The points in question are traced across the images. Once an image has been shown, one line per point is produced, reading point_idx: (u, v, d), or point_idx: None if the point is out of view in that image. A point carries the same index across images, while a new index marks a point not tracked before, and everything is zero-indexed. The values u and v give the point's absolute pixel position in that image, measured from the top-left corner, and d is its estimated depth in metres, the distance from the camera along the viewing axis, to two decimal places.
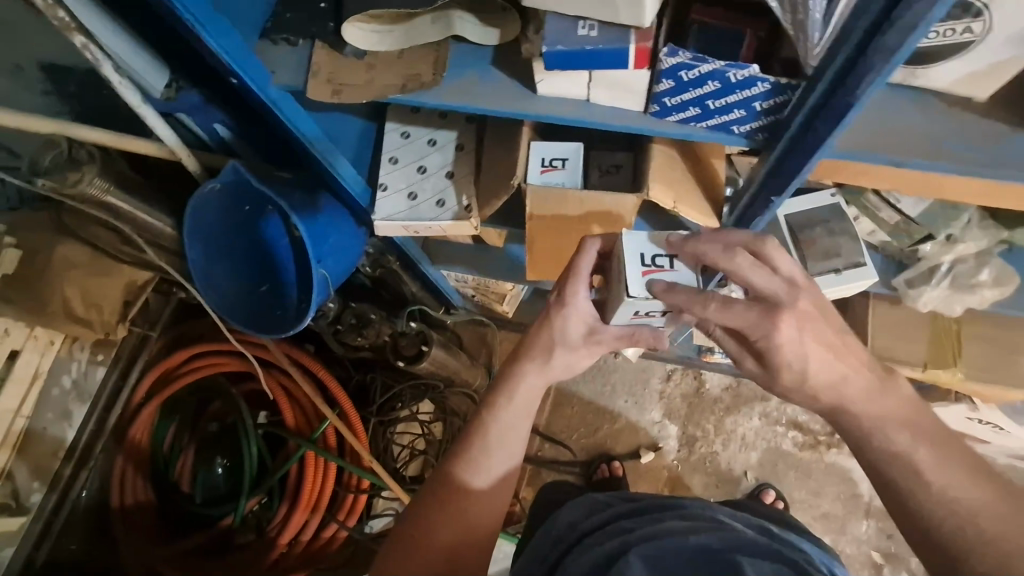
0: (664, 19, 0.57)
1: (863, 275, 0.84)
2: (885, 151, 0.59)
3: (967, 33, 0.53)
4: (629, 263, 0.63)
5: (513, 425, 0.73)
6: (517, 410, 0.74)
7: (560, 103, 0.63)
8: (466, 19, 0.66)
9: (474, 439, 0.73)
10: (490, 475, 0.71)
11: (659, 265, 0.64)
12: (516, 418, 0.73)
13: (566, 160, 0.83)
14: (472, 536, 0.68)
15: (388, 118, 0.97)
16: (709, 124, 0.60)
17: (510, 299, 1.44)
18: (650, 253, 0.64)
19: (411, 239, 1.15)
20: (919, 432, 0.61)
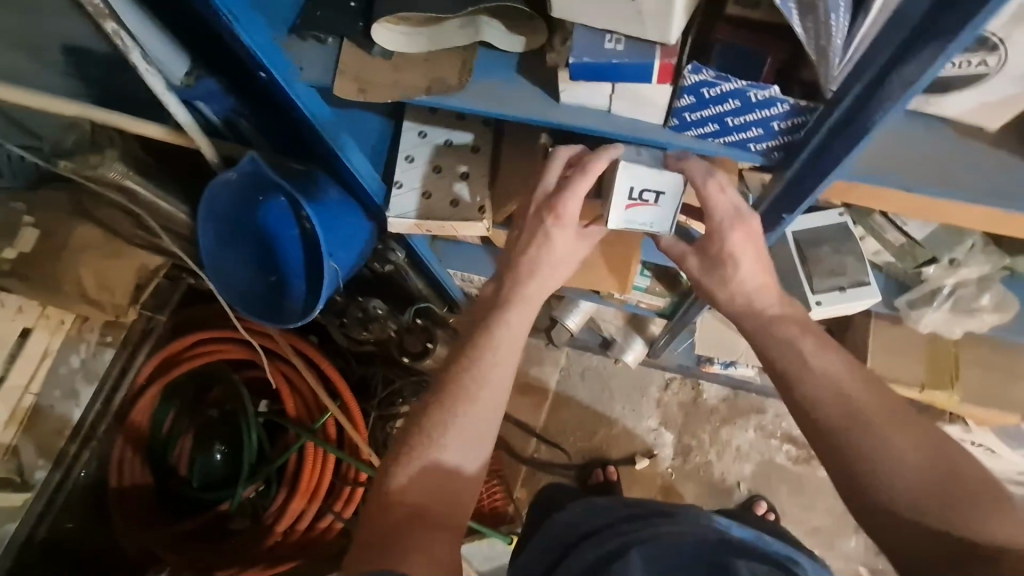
0: (688, 37, 0.59)
1: (867, 294, 0.86)
2: (895, 176, 0.61)
3: (981, 66, 0.55)
4: (617, 198, 0.70)
5: (492, 376, 0.74)
6: (497, 350, 0.75)
7: (582, 112, 0.65)
8: (494, 26, 0.67)
9: (455, 388, 0.73)
10: (466, 439, 0.71)
11: (645, 198, 0.70)
12: (496, 380, 0.74)
13: None
14: (456, 483, 0.70)
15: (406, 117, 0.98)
16: (726, 140, 0.62)
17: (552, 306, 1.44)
18: (640, 187, 0.69)
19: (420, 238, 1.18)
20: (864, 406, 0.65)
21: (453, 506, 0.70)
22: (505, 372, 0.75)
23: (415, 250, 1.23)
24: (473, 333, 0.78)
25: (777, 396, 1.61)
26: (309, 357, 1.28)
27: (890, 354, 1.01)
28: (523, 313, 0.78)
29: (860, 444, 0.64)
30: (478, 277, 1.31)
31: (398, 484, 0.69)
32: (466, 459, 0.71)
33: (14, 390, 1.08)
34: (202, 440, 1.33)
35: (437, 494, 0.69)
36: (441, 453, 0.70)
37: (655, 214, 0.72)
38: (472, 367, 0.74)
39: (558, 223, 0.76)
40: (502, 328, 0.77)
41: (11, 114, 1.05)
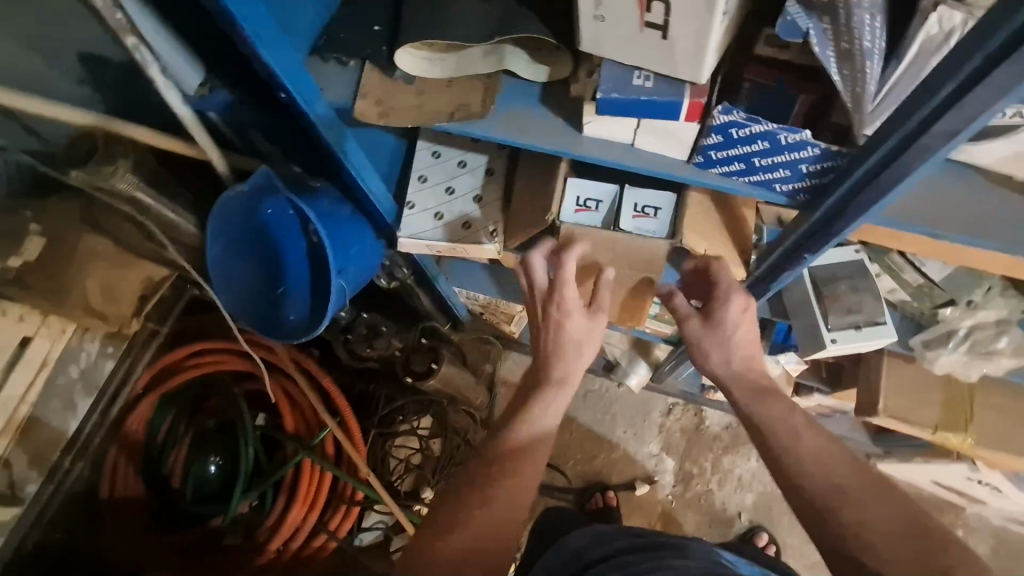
0: (717, 77, 0.58)
1: (882, 334, 0.85)
2: (926, 223, 0.60)
3: (1016, 117, 0.53)
4: (623, 208, 0.80)
5: (533, 453, 0.79)
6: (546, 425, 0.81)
7: (605, 146, 0.64)
8: (518, 54, 0.67)
9: (505, 456, 0.78)
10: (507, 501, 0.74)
11: (646, 212, 0.80)
12: (533, 450, 0.79)
13: (599, 202, 0.81)
14: (495, 542, 0.71)
15: (420, 136, 0.99)
16: (752, 180, 0.61)
17: (519, 320, 1.49)
18: (642, 202, 0.80)
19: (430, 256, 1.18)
20: (838, 473, 0.69)
21: (491, 558, 0.70)
22: (545, 451, 0.80)
23: (421, 265, 1.22)
24: (517, 408, 0.83)
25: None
26: (310, 372, 1.27)
27: (904, 396, 0.99)
28: (565, 394, 0.83)
29: (848, 516, 0.65)
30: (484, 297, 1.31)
31: (445, 531, 0.71)
32: (510, 513, 0.73)
33: (9, 400, 1.08)
34: (197, 450, 1.31)
35: (478, 542, 0.70)
36: (482, 512, 0.72)
37: (655, 226, 0.80)
38: (522, 446, 0.79)
39: (566, 312, 0.81)
40: (543, 404, 0.81)
41: (24, 123, 1.04)
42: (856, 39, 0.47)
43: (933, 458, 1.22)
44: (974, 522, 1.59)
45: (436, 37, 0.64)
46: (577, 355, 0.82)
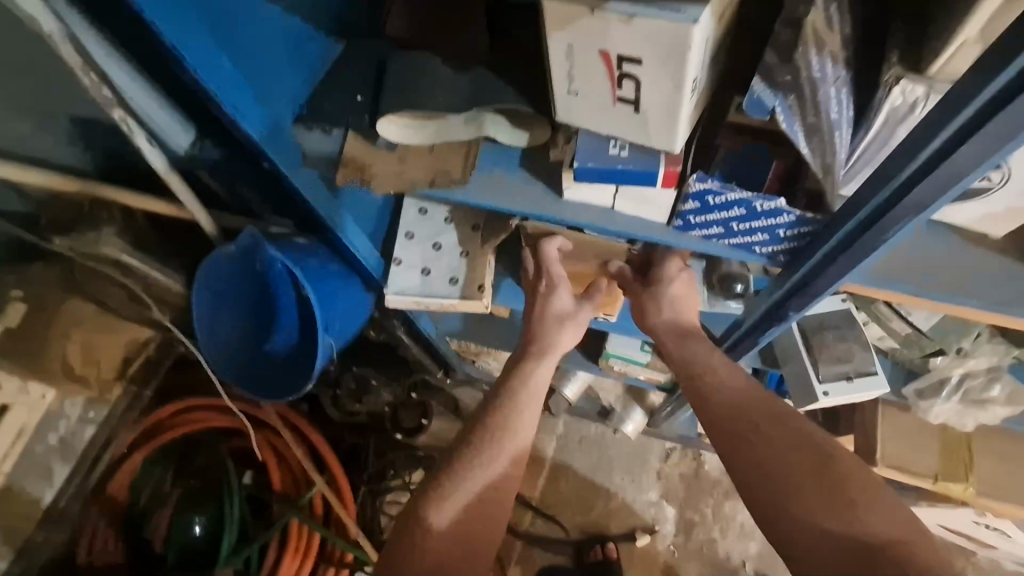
0: (691, 145, 0.59)
1: (874, 384, 0.84)
2: (904, 281, 0.60)
3: (985, 181, 0.54)
4: None
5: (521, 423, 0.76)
6: (538, 391, 0.78)
7: (586, 210, 0.65)
8: (497, 121, 0.68)
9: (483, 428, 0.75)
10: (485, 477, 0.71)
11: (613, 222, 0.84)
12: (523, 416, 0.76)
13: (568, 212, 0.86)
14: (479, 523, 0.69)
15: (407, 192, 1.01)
16: (732, 242, 0.61)
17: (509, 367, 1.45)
18: None
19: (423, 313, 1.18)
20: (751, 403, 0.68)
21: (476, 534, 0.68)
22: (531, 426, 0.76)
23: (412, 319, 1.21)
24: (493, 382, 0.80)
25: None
26: (299, 428, 1.24)
27: (902, 443, 0.97)
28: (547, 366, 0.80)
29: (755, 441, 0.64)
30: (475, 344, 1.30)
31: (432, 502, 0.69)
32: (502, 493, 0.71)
33: None
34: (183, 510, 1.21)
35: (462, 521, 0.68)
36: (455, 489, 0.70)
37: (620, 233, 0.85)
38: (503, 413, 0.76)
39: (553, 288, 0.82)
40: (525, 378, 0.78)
41: (13, 189, 1.05)
42: (822, 113, 0.49)
43: (937, 504, 1.19)
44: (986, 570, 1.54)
45: (417, 107, 0.65)
46: (559, 329, 0.81)
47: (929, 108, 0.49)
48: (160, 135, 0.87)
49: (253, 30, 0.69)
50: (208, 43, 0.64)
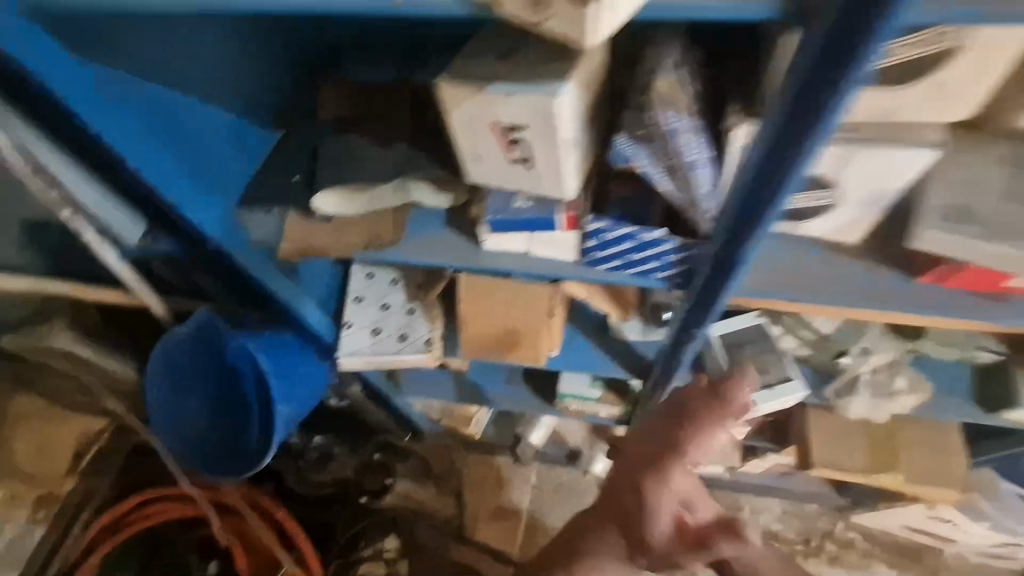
0: (587, 191, 0.66)
1: (791, 389, 0.93)
2: (786, 289, 0.67)
3: (825, 198, 0.62)
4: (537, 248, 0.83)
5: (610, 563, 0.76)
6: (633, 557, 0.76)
7: (505, 257, 0.73)
8: (423, 188, 0.75)
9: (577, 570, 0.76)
10: None
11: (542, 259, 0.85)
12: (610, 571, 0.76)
13: None
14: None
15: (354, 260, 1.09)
16: (632, 272, 0.70)
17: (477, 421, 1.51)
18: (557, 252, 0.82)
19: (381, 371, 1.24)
20: None
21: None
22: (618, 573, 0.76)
23: (373, 381, 1.29)
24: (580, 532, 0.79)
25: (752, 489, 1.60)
26: (264, 509, 1.23)
27: (835, 444, 1.04)
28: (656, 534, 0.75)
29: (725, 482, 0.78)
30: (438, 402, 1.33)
31: None
32: None
33: None
34: None
35: None
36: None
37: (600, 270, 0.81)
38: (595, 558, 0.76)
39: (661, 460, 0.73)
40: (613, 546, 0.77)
41: None
42: (679, 155, 0.58)
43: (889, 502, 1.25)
44: (954, 564, 1.60)
45: (351, 180, 0.74)
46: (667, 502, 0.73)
47: None
48: (112, 227, 0.89)
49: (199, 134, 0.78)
50: (156, 152, 0.71)
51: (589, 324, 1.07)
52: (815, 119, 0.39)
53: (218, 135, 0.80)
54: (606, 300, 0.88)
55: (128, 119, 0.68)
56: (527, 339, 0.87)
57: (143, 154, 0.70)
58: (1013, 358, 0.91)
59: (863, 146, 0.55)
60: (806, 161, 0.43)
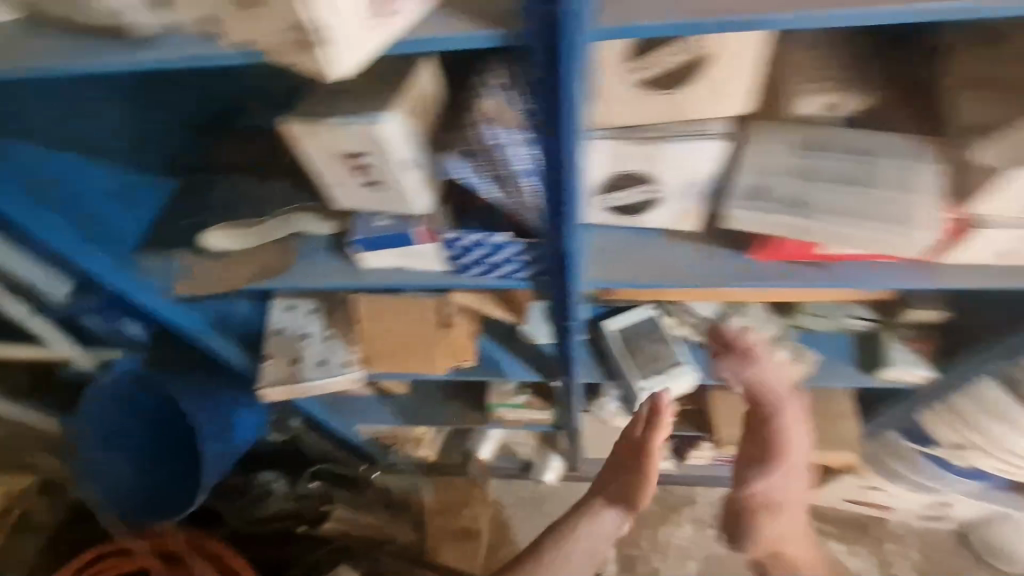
0: (442, 204, 0.71)
1: (682, 372, 0.99)
2: (633, 276, 0.74)
3: (649, 190, 0.69)
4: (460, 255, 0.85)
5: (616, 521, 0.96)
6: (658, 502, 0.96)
7: (385, 274, 0.79)
8: (309, 218, 0.79)
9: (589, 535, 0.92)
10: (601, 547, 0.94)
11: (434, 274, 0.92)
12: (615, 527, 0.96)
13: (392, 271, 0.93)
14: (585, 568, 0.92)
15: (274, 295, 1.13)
16: (496, 275, 0.75)
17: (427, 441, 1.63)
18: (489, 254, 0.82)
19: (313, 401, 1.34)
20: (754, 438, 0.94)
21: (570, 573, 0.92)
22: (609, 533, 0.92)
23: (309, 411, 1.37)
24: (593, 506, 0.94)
25: (700, 483, 1.63)
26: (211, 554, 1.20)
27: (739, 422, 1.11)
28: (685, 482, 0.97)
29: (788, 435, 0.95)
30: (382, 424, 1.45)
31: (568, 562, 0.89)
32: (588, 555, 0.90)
33: None
34: None
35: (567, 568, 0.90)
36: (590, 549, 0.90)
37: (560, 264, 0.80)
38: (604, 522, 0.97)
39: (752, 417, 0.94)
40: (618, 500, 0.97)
41: None
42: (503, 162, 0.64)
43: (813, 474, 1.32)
44: (899, 532, 1.66)
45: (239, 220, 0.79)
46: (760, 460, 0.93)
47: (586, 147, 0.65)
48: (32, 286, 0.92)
49: (94, 189, 0.82)
50: (56, 213, 0.75)
51: (501, 333, 1.13)
52: (557, 108, 0.46)
53: (114, 185, 0.85)
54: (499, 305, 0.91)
55: (30, 185, 0.73)
56: (426, 351, 0.93)
57: (43, 218, 0.74)
58: (882, 321, 0.99)
59: (666, 139, 0.63)
60: (566, 143, 0.49)
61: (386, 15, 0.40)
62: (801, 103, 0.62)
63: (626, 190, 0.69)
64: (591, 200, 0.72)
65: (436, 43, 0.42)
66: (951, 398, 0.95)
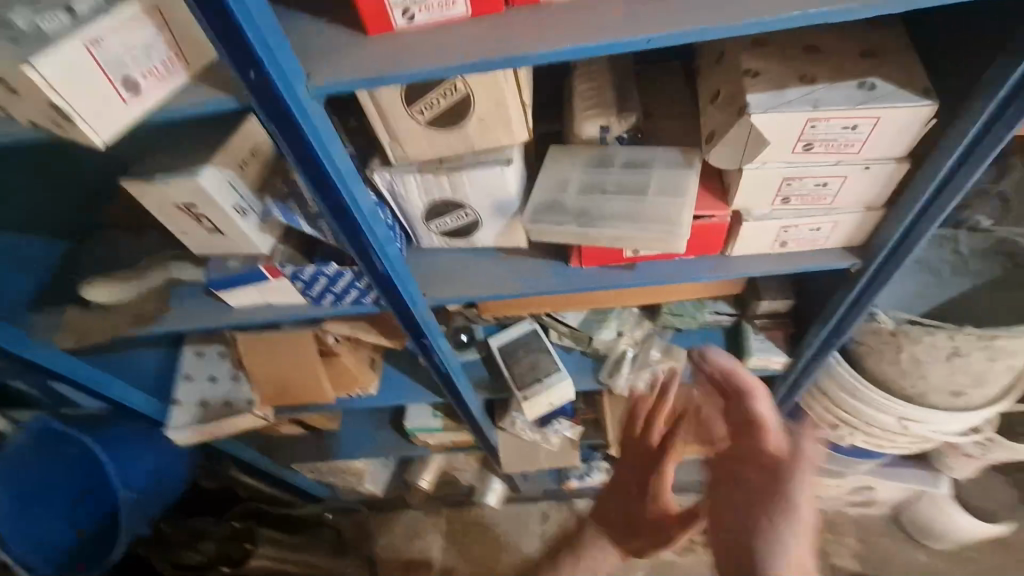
0: (282, 244, 0.79)
1: (559, 378, 1.05)
2: (469, 293, 0.81)
3: (467, 214, 0.77)
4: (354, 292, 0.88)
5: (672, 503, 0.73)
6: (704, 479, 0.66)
7: (249, 311, 0.86)
8: (182, 264, 0.85)
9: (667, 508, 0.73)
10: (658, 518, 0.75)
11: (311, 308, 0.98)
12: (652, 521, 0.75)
13: None
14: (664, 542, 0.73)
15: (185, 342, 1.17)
16: (347, 302, 0.82)
17: (370, 476, 1.63)
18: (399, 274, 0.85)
19: (239, 443, 1.39)
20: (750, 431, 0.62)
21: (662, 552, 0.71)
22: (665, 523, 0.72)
23: (238, 453, 1.42)
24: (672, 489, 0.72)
25: None
26: None
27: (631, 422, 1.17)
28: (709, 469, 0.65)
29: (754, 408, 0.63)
30: (316, 462, 1.50)
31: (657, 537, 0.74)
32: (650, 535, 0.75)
33: None
34: None
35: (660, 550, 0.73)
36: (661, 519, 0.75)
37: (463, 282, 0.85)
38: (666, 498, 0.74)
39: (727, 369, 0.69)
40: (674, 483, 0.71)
41: None
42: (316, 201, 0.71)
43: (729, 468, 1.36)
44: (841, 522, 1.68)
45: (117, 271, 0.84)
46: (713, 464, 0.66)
47: (399, 182, 0.73)
48: None
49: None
50: None
51: (404, 360, 1.18)
52: (306, 148, 0.54)
53: (9, 253, 0.89)
54: (374, 329, 0.97)
55: None
56: (312, 379, 0.99)
57: None
58: (742, 314, 1.05)
59: (464, 169, 0.70)
60: (329, 174, 0.56)
61: (131, 95, 0.48)
62: (585, 127, 0.72)
63: (450, 215, 0.77)
64: (422, 226, 0.80)
65: (184, 112, 0.50)
66: (809, 377, 1.03)
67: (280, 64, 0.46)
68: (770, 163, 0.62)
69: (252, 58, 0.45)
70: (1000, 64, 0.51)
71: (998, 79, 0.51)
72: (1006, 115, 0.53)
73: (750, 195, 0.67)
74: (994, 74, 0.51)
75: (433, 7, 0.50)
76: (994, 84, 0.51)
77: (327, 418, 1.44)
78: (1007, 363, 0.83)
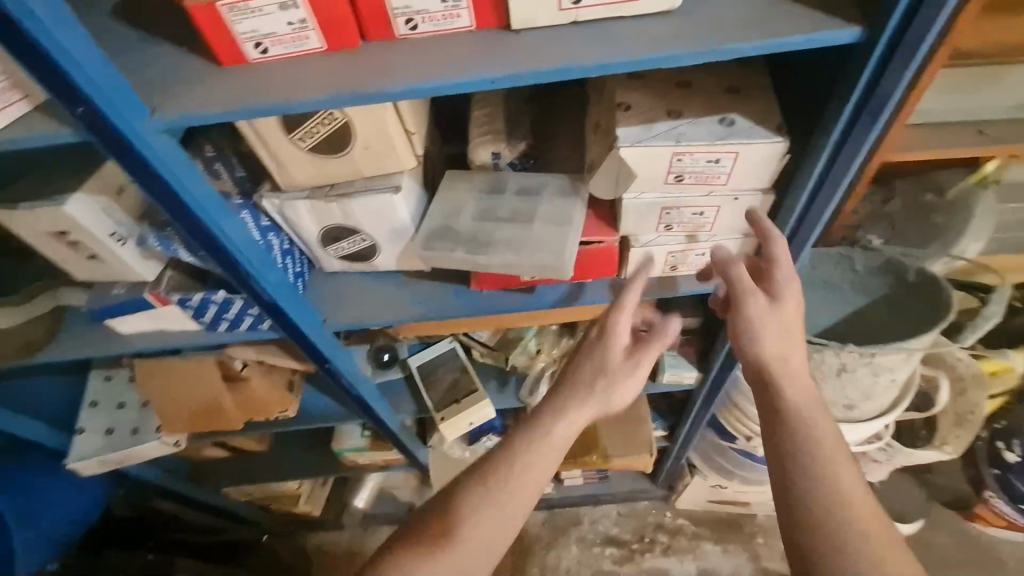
0: (169, 270, 0.76)
1: (477, 399, 1.04)
2: (371, 317, 0.80)
3: (364, 239, 0.76)
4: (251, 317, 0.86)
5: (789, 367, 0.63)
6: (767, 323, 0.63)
7: (142, 338, 0.82)
8: (72, 290, 0.81)
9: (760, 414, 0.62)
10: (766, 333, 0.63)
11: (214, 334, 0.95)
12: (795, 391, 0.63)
13: None
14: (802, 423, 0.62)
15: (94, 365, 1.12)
16: (243, 328, 0.80)
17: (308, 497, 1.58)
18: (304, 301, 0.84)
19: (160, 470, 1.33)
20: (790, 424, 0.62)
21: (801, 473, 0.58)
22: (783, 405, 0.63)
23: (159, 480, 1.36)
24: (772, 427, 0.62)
25: (583, 503, 1.64)
26: None
27: None
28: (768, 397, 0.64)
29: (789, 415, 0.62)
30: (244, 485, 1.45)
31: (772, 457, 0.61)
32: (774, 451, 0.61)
33: None
34: None
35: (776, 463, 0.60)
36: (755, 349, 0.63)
37: None
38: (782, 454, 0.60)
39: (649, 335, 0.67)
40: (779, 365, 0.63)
41: None
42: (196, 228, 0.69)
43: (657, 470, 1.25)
44: None
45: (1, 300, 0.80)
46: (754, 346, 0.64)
47: (288, 207, 0.71)
48: None
49: None
50: None
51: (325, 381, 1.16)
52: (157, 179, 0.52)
53: None
54: (282, 352, 0.95)
55: None
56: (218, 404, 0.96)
57: None
58: None
59: (352, 195, 0.69)
60: (187, 205, 0.55)
61: None
62: (479, 153, 0.72)
63: (348, 241, 0.76)
64: (320, 252, 0.78)
65: (23, 143, 0.48)
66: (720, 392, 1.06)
67: (106, 94, 0.45)
68: (647, 192, 0.64)
69: (76, 93, 0.44)
70: (836, 104, 0.54)
71: (835, 116, 0.54)
72: (847, 151, 0.56)
73: (634, 222, 0.68)
74: (833, 111, 0.54)
75: (285, 41, 0.49)
76: (832, 120, 0.55)
77: (255, 440, 1.39)
78: (890, 376, 0.87)
